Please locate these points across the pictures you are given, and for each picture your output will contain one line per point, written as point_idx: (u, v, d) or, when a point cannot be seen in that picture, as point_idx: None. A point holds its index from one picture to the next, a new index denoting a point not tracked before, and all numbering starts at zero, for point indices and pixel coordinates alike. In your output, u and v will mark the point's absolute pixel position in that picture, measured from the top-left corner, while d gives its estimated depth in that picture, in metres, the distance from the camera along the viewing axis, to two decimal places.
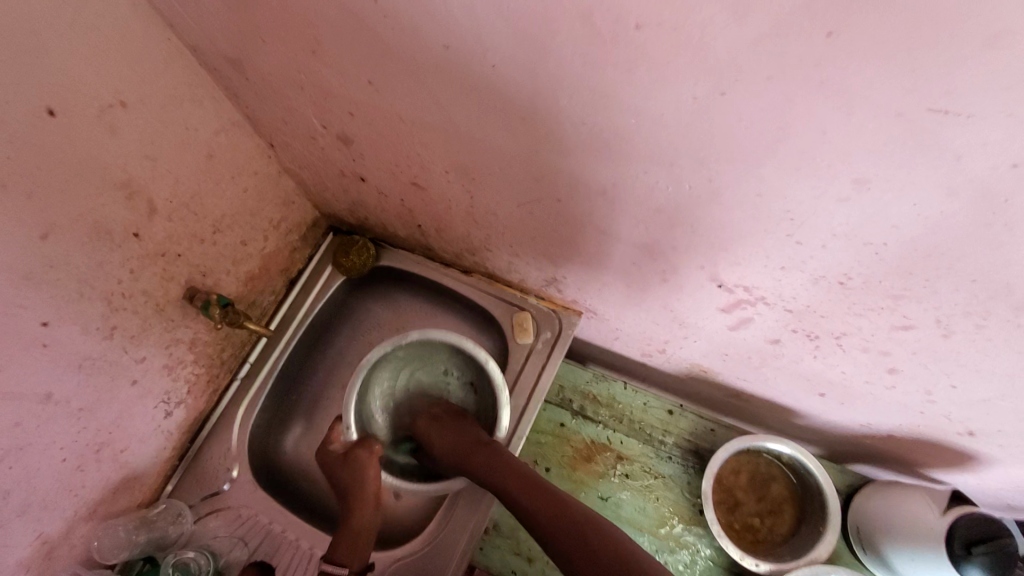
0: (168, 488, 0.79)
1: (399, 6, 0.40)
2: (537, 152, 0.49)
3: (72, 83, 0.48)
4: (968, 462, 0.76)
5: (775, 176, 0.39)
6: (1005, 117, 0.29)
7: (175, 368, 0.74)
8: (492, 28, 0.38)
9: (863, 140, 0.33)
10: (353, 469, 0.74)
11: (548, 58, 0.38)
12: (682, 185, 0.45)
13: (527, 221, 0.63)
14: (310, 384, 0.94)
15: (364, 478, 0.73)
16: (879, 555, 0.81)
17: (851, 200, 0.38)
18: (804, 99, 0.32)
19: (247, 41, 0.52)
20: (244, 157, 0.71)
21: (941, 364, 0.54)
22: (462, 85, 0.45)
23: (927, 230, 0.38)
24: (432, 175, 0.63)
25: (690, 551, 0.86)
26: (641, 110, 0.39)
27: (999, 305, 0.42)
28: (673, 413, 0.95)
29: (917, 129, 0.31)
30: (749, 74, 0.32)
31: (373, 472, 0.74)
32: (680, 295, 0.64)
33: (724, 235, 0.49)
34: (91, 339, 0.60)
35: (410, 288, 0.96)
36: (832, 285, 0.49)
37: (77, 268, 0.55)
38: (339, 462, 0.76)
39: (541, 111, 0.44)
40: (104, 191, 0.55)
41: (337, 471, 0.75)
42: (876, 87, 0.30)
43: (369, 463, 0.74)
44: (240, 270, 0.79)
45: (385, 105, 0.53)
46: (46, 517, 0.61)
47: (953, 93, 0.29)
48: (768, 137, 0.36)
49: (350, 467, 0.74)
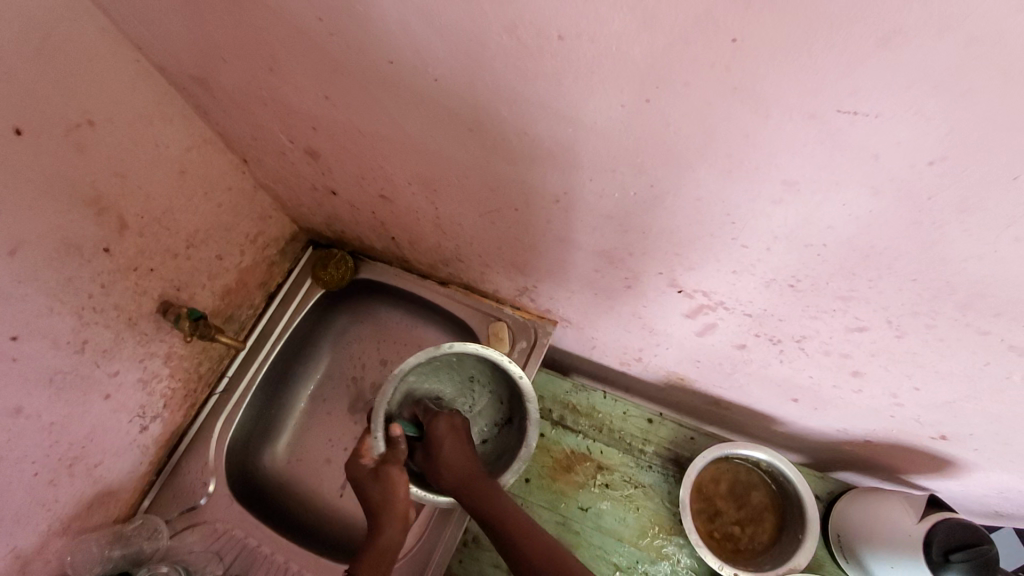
0: (145, 504, 0.79)
1: (344, 23, 0.41)
2: (489, 162, 0.50)
3: (39, 104, 0.50)
4: (947, 466, 0.75)
5: (711, 180, 0.40)
6: (911, 116, 0.30)
7: (150, 382, 0.75)
8: (430, 43, 0.39)
9: (783, 144, 0.34)
10: (384, 487, 0.66)
11: (485, 71, 0.39)
12: (627, 191, 0.46)
13: (492, 231, 0.64)
14: (291, 398, 0.95)
15: (394, 497, 0.66)
16: (860, 562, 0.80)
17: (784, 202, 0.39)
18: (722, 104, 0.33)
19: (210, 61, 0.54)
20: (217, 173, 0.73)
21: (902, 366, 0.54)
22: (411, 98, 0.46)
23: (860, 230, 0.39)
24: (398, 187, 0.64)
25: (671, 562, 0.85)
26: (577, 118, 0.40)
27: (942, 304, 0.43)
28: (652, 422, 0.94)
29: (832, 129, 0.32)
30: (667, 81, 0.33)
31: (405, 490, 0.66)
32: (645, 301, 0.65)
33: (675, 240, 0.49)
34: (62, 353, 0.61)
35: (389, 300, 0.97)
36: (783, 288, 0.49)
37: (46, 283, 0.56)
38: (370, 476, 0.67)
39: (486, 121, 0.45)
40: (74, 207, 0.57)
41: (368, 488, 0.67)
42: (784, 90, 0.31)
43: (400, 481, 0.66)
44: (217, 284, 0.80)
45: (344, 118, 0.54)
46: (17, 531, 0.61)
47: (857, 93, 0.30)
48: (696, 141, 0.37)
49: (383, 484, 0.66)
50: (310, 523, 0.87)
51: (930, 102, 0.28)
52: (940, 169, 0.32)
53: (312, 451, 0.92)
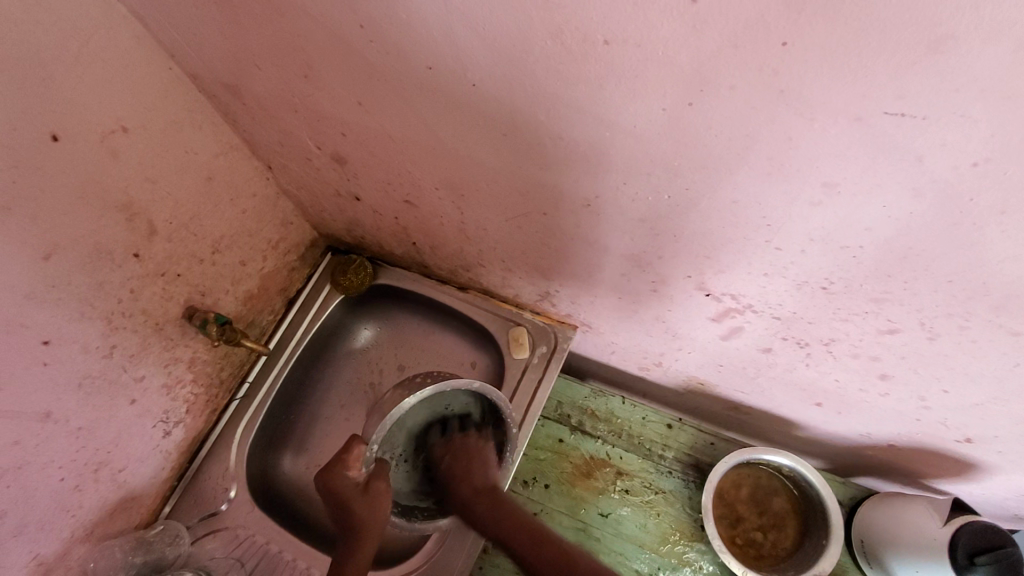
0: (166, 509, 0.79)
1: (384, 30, 0.42)
2: (521, 167, 0.51)
3: (76, 111, 0.51)
4: (971, 471, 0.75)
5: (748, 183, 0.40)
6: (958, 119, 0.30)
7: (174, 388, 0.75)
8: (470, 49, 0.40)
9: (828, 145, 0.35)
10: (372, 504, 0.64)
11: (526, 76, 0.40)
12: (661, 194, 0.46)
13: (517, 236, 0.65)
14: (309, 404, 0.95)
15: (381, 514, 0.64)
16: (885, 570, 0.79)
17: (824, 204, 0.39)
18: (768, 107, 0.34)
19: (244, 68, 0.55)
20: (243, 179, 0.74)
21: (931, 368, 0.54)
22: (447, 103, 0.47)
23: (899, 232, 0.39)
24: (423, 192, 0.64)
25: (693, 569, 0.84)
26: (615, 122, 0.40)
27: (978, 305, 0.43)
28: (671, 427, 0.94)
29: (877, 131, 0.32)
30: (711, 85, 0.34)
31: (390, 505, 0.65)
32: (670, 305, 0.65)
33: (707, 243, 0.50)
34: (91, 358, 0.61)
35: (407, 306, 0.97)
36: (815, 291, 0.50)
37: (78, 288, 0.57)
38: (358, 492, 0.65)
39: (522, 126, 0.45)
40: (106, 213, 0.57)
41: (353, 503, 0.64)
42: (832, 93, 0.31)
43: (388, 496, 0.65)
44: (239, 289, 0.80)
45: (376, 124, 0.55)
46: (43, 537, 0.61)
47: (906, 97, 0.30)
48: (736, 144, 0.37)
49: (370, 501, 0.64)
50: (329, 529, 0.86)
51: (978, 105, 0.29)
52: (985, 170, 0.32)
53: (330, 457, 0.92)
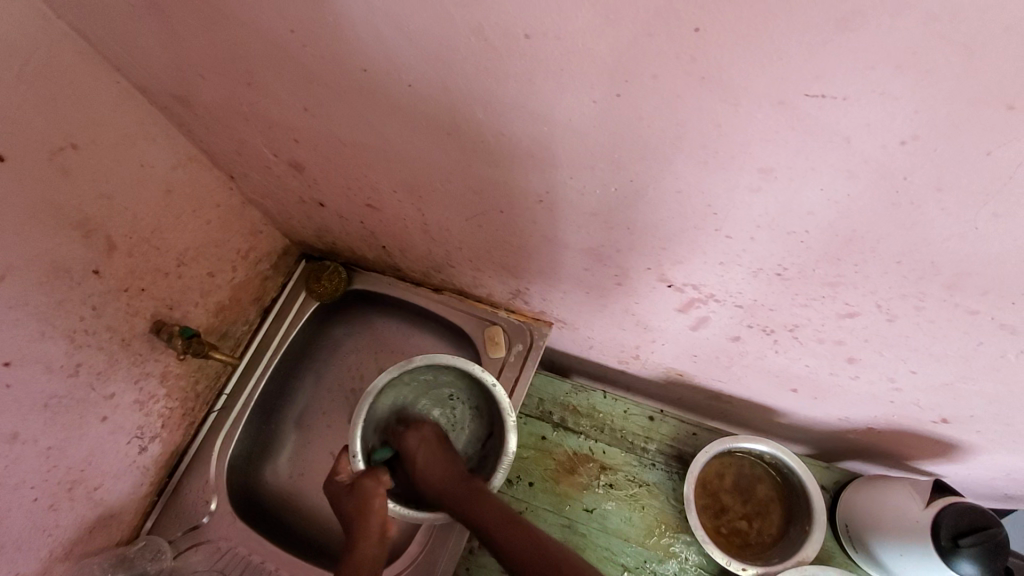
0: (147, 525, 0.78)
1: (317, 35, 0.42)
2: (471, 166, 0.50)
3: (21, 130, 0.50)
4: (953, 451, 0.74)
5: (688, 172, 0.40)
6: (877, 96, 0.29)
7: (147, 403, 0.75)
8: (401, 50, 0.39)
9: (757, 130, 0.34)
10: (359, 499, 0.67)
11: (458, 74, 0.40)
12: (607, 187, 0.46)
13: (478, 235, 0.64)
14: (290, 412, 0.94)
15: (369, 507, 0.66)
16: (870, 554, 0.79)
17: (763, 190, 0.39)
18: (693, 96, 0.33)
19: (190, 79, 0.55)
20: (205, 190, 0.73)
21: (896, 350, 0.54)
22: (388, 104, 0.46)
23: (840, 214, 0.39)
24: (383, 196, 0.64)
25: (679, 560, 0.84)
26: (550, 117, 0.40)
27: (930, 285, 0.43)
28: (653, 419, 0.94)
29: (801, 114, 0.32)
30: (635, 75, 0.34)
31: (380, 501, 0.67)
32: (636, 298, 0.64)
33: (660, 234, 0.49)
34: (55, 377, 0.61)
35: (384, 310, 0.97)
36: (771, 277, 0.49)
37: (36, 308, 0.56)
38: (345, 491, 0.69)
39: (463, 125, 0.45)
40: (61, 231, 0.57)
41: (344, 501, 0.68)
42: (751, 79, 0.31)
43: (376, 492, 0.67)
44: (209, 301, 0.80)
45: (324, 129, 0.54)
46: (18, 559, 0.61)
47: (823, 77, 0.30)
48: (669, 134, 0.37)
49: (355, 496, 0.67)
50: (313, 536, 0.86)
51: (895, 82, 0.28)
52: (915, 147, 0.32)
53: (313, 464, 0.92)
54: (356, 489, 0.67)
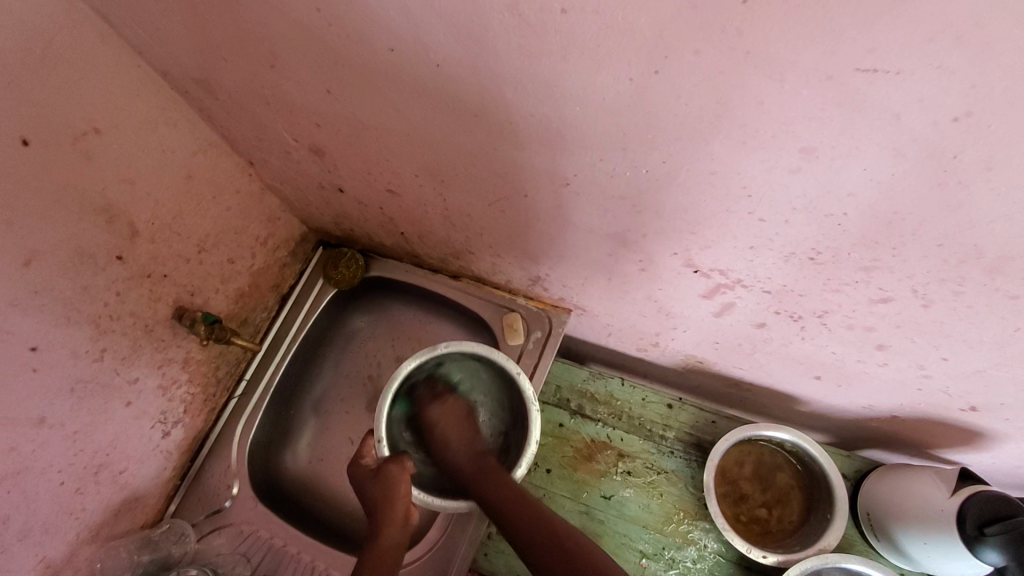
0: (171, 508, 0.79)
1: (342, 15, 0.41)
2: (497, 148, 0.49)
3: (45, 114, 0.50)
4: (980, 440, 0.73)
5: (723, 153, 0.39)
6: (932, 71, 0.28)
7: (169, 389, 0.75)
8: (430, 29, 0.39)
9: (803, 107, 0.33)
10: (384, 485, 0.67)
11: (489, 53, 0.39)
12: (638, 169, 0.45)
13: (500, 220, 0.63)
14: (308, 398, 0.95)
15: (392, 494, 0.66)
16: (892, 542, 0.78)
17: (802, 170, 0.38)
18: (735, 71, 0.32)
19: (212, 62, 0.54)
20: (224, 176, 0.73)
21: (928, 336, 0.53)
22: (415, 87, 0.46)
23: (883, 195, 0.38)
24: (404, 181, 0.63)
25: (698, 547, 0.84)
26: (583, 96, 0.39)
27: (971, 269, 0.41)
28: (672, 407, 0.93)
29: (849, 90, 0.31)
30: (674, 51, 0.33)
31: (406, 488, 0.67)
32: (660, 284, 0.64)
33: (688, 219, 0.48)
34: (81, 363, 0.61)
35: (402, 297, 0.97)
36: (803, 262, 0.48)
37: (61, 292, 0.56)
38: (369, 476, 0.69)
39: (490, 106, 0.44)
40: (85, 217, 0.57)
41: (368, 486, 0.69)
42: (799, 53, 0.30)
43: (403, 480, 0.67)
44: (229, 287, 0.80)
45: (347, 112, 0.54)
46: (47, 540, 0.62)
47: (875, 50, 0.28)
48: (708, 113, 0.36)
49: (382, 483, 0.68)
50: (333, 521, 0.87)
51: (953, 54, 0.27)
52: (966, 125, 0.31)
53: (332, 449, 0.92)
54: (384, 478, 0.67)
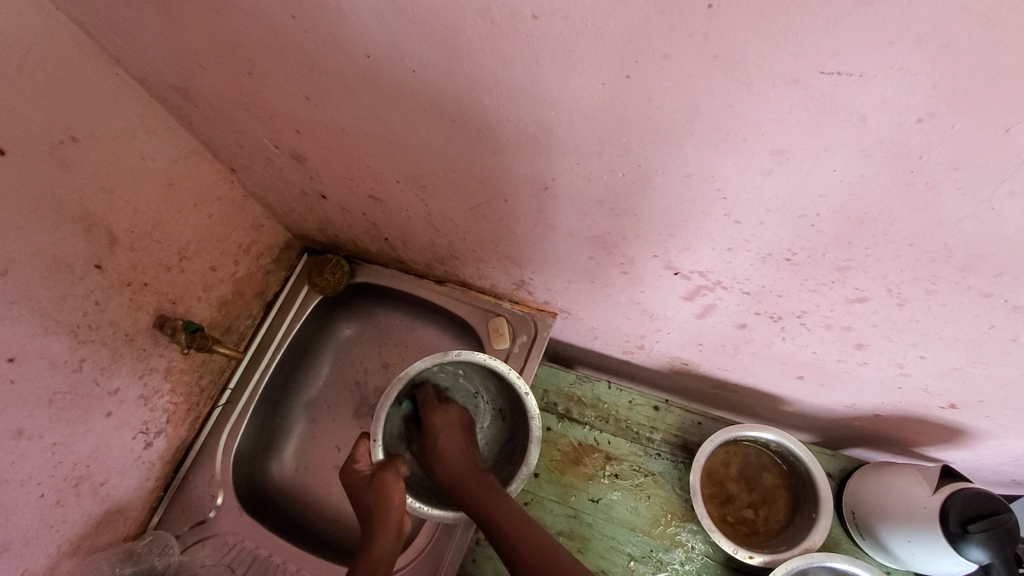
0: (154, 520, 0.78)
1: (318, 21, 0.41)
2: (475, 153, 0.50)
3: (21, 123, 0.50)
4: (961, 437, 0.74)
5: (697, 155, 0.40)
6: (894, 73, 0.29)
7: (152, 398, 0.74)
8: (405, 35, 0.39)
9: (771, 111, 0.34)
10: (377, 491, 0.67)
11: (465, 60, 0.39)
12: (615, 172, 0.45)
13: (483, 224, 0.64)
14: (294, 406, 0.94)
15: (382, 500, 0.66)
16: (877, 541, 0.79)
17: (774, 172, 0.39)
18: (707, 75, 0.33)
19: (190, 69, 0.54)
20: (206, 183, 0.73)
21: (905, 335, 0.54)
22: (391, 92, 0.46)
23: (853, 196, 0.38)
24: (386, 187, 0.64)
25: (686, 549, 0.84)
26: (558, 102, 0.40)
27: (942, 268, 0.42)
28: (658, 409, 0.93)
29: (815, 93, 0.32)
30: (646, 56, 0.33)
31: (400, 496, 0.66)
32: (642, 286, 0.64)
33: (667, 221, 0.49)
34: (60, 374, 0.60)
35: (388, 303, 0.96)
36: (780, 263, 0.49)
37: (40, 302, 0.56)
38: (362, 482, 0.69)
39: (467, 111, 0.44)
40: (63, 225, 0.56)
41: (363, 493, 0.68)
42: (766, 58, 0.30)
43: (394, 487, 0.66)
44: (212, 295, 0.80)
45: (328, 119, 0.54)
46: (27, 554, 0.61)
47: (839, 53, 0.29)
48: (681, 116, 0.37)
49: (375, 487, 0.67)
50: (319, 530, 0.86)
51: (914, 57, 0.28)
52: (930, 126, 0.31)
53: (319, 457, 0.91)
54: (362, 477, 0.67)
